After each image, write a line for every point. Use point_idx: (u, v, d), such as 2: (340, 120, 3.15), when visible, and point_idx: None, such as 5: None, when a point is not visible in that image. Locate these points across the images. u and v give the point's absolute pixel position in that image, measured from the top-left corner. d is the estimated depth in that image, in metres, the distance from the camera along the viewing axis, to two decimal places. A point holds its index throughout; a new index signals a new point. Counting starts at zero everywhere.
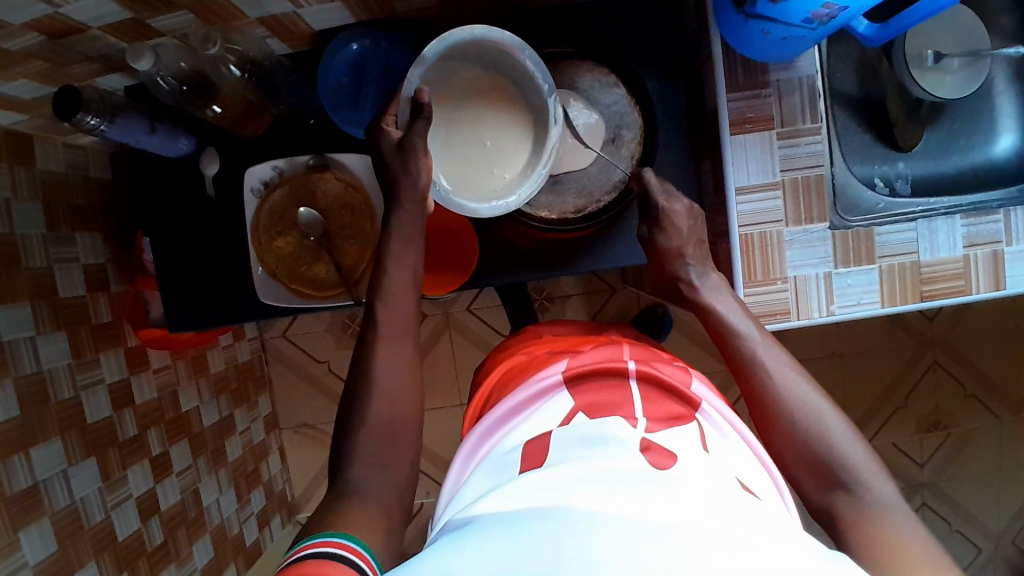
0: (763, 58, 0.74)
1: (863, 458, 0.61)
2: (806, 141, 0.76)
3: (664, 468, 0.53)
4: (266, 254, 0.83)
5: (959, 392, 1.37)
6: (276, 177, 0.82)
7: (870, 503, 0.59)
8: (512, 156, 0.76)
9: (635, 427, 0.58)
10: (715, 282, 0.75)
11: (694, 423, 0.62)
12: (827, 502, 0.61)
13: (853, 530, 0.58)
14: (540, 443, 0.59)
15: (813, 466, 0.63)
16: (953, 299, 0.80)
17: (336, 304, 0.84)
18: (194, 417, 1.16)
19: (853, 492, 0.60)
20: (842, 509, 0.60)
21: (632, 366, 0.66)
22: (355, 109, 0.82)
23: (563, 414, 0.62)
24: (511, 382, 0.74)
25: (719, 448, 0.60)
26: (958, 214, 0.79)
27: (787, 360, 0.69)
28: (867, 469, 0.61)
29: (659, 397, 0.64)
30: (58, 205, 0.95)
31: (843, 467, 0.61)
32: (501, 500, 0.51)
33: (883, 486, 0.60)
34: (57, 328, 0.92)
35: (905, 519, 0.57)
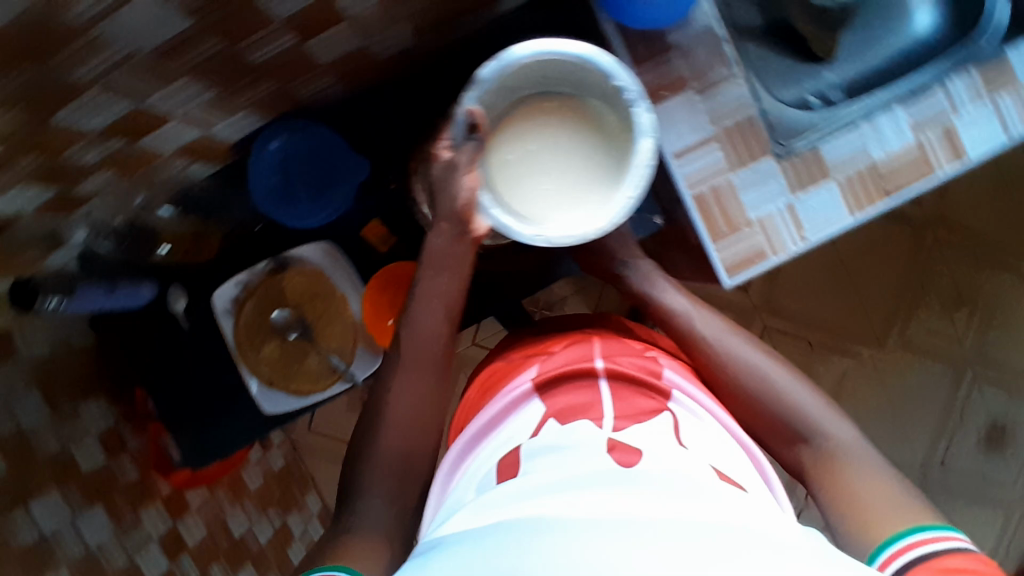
0: (657, 24, 0.75)
1: (819, 409, 0.66)
2: (725, 87, 0.77)
3: (631, 465, 0.52)
4: (257, 366, 0.84)
5: (971, 262, 1.35)
6: (243, 291, 0.84)
7: (831, 450, 0.63)
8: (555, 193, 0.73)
9: (602, 427, 0.59)
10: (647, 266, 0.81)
11: (665, 413, 0.62)
12: (794, 455, 0.65)
13: (823, 477, 0.62)
14: (514, 455, 0.59)
15: (774, 425, 0.66)
16: (920, 186, 0.79)
17: (338, 390, 0.85)
18: (250, 540, 1.16)
19: (813, 443, 0.64)
20: (806, 462, 0.64)
21: (599, 364, 0.67)
22: (292, 203, 0.82)
23: (535, 423, 0.63)
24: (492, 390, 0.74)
25: (696, 439, 0.60)
26: (896, 105, 0.79)
27: (724, 324, 0.73)
28: (824, 416, 0.65)
29: (629, 394, 0.64)
30: (55, 385, 0.97)
31: (801, 421, 0.65)
32: (477, 515, 0.50)
33: (840, 431, 0.64)
34: (91, 503, 0.98)
35: (867, 464, 0.61)
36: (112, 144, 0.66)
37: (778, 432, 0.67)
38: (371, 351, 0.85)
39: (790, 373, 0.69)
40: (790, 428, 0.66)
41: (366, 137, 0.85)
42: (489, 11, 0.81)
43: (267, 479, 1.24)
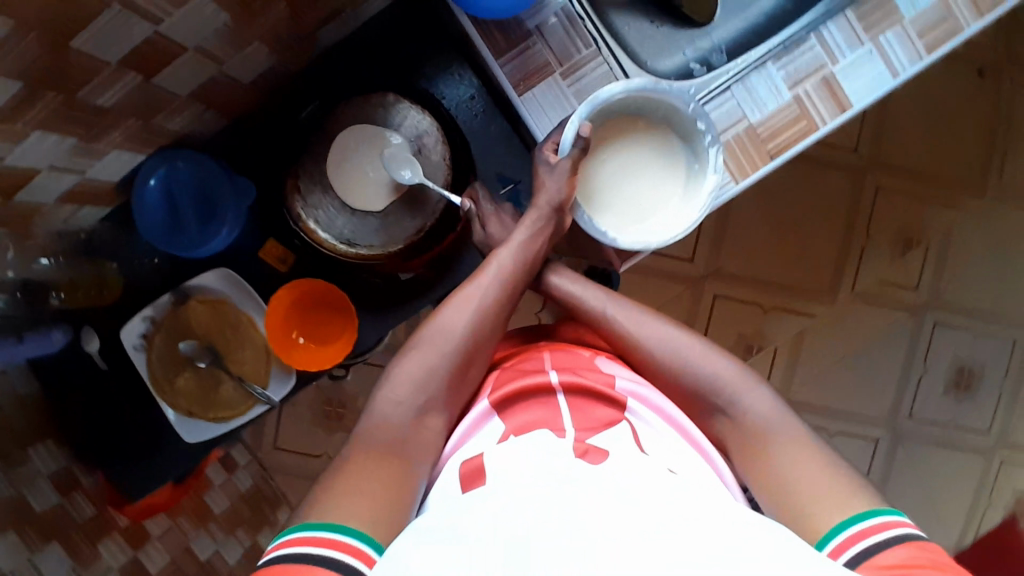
0: (510, 13, 0.73)
1: (733, 376, 0.65)
2: (590, 67, 0.76)
3: (600, 463, 0.52)
4: (174, 398, 0.85)
5: (917, 203, 1.33)
6: (150, 326, 0.85)
7: (751, 421, 0.62)
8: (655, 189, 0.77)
9: (562, 437, 0.56)
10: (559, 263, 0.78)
11: (625, 425, 0.60)
12: (716, 429, 0.65)
13: (752, 456, 0.61)
14: (475, 463, 0.56)
15: (692, 401, 0.66)
16: (806, 141, 0.78)
17: (256, 412, 0.87)
18: (218, 561, 1.19)
19: (731, 415, 0.64)
20: (727, 435, 0.64)
21: (555, 378, 0.63)
22: (181, 233, 0.83)
23: (500, 431, 0.60)
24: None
25: (656, 447, 0.58)
26: (769, 62, 0.77)
27: (634, 307, 0.72)
28: (735, 382, 0.65)
29: (586, 404, 0.61)
30: None
31: (718, 393, 0.65)
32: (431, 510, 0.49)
33: (755, 397, 0.64)
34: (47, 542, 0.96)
35: (787, 434, 0.61)
36: None
37: (699, 407, 0.66)
38: (283, 370, 0.86)
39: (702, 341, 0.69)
40: (707, 402, 0.65)
41: (253, 158, 0.85)
42: (351, 18, 0.80)
43: (234, 501, 1.26)
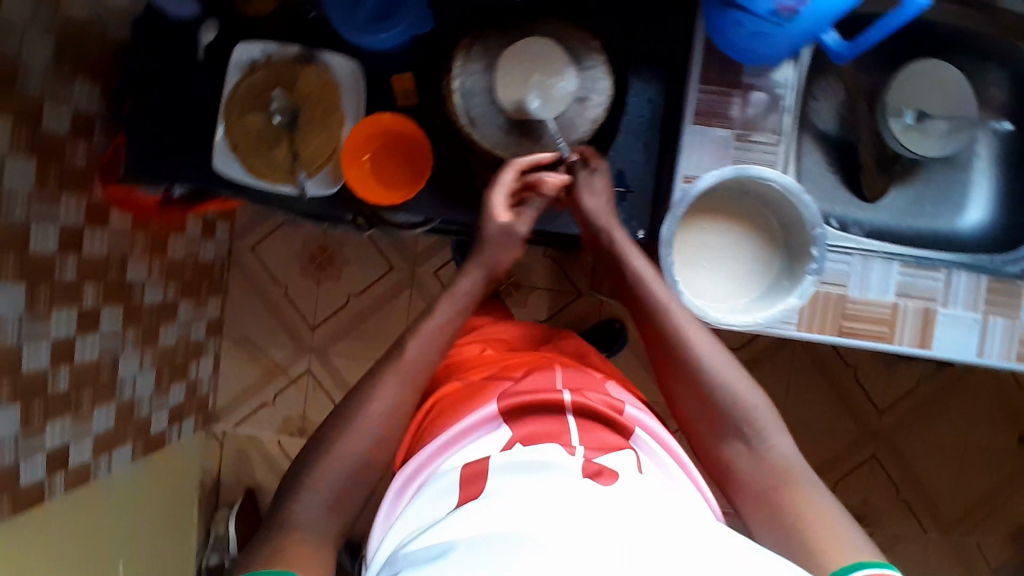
0: (739, 56, 0.76)
1: (769, 417, 0.67)
2: (763, 148, 0.78)
3: (607, 485, 0.55)
4: (233, 126, 0.86)
5: (893, 492, 1.32)
6: (264, 58, 0.86)
7: (772, 459, 0.65)
8: (733, 281, 0.77)
9: (572, 454, 0.60)
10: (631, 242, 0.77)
11: (630, 451, 0.65)
12: (729, 457, 0.67)
13: (765, 493, 0.64)
14: (478, 466, 0.60)
15: (717, 420, 0.68)
16: (872, 344, 0.79)
17: (282, 191, 0.87)
18: (137, 291, 1.19)
19: (753, 446, 0.66)
20: (739, 463, 0.67)
21: (567, 397, 0.68)
22: (349, 10, 0.84)
23: (504, 441, 0.64)
24: (444, 401, 0.76)
25: (652, 473, 0.64)
26: (897, 261, 0.78)
27: (693, 317, 0.72)
28: (769, 422, 0.67)
29: (594, 427, 0.66)
30: (69, 45, 1.01)
31: (746, 421, 0.67)
32: (445, 526, 0.53)
33: (782, 441, 0.67)
34: (30, 153, 0.96)
35: (802, 478, 0.64)
36: None
37: (718, 429, 0.68)
38: (332, 178, 0.87)
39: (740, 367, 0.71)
40: (731, 426, 0.67)
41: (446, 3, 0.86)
42: None
43: (186, 258, 1.30)
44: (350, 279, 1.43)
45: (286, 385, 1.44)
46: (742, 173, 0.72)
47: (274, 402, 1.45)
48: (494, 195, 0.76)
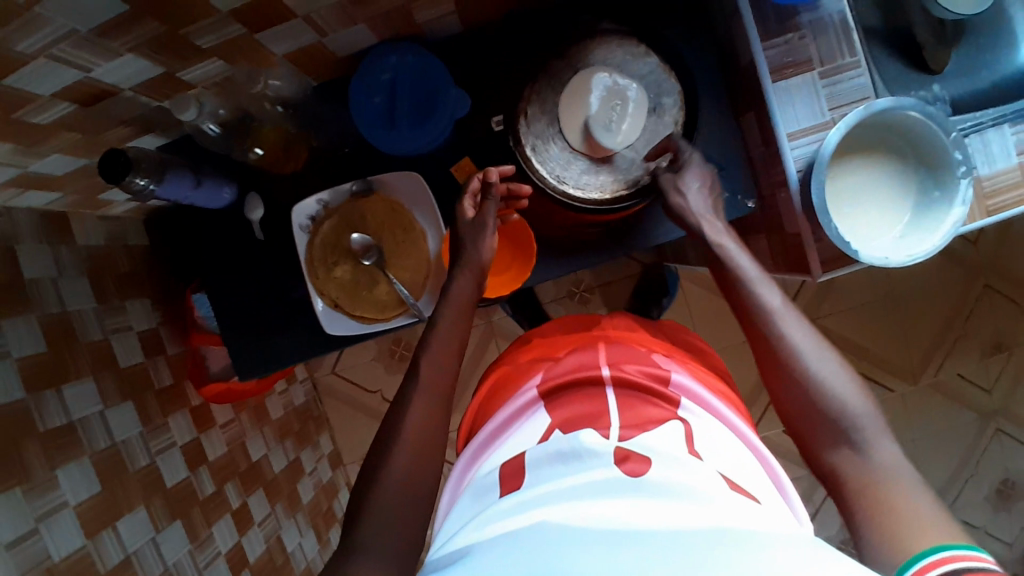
0: (790, 3, 0.74)
1: (873, 419, 0.61)
2: (849, 75, 0.76)
3: (639, 474, 0.54)
4: (325, 286, 0.83)
5: (1015, 310, 1.35)
6: (323, 210, 0.83)
7: (874, 463, 0.59)
8: (886, 213, 0.75)
9: (607, 438, 0.60)
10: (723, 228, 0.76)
11: (674, 421, 0.63)
12: (832, 462, 0.61)
13: (861, 495, 0.57)
14: (516, 466, 0.61)
15: (821, 422, 0.63)
16: (1021, 209, 0.79)
17: (400, 324, 0.84)
18: (265, 465, 1.20)
19: (859, 452, 0.60)
20: (847, 469, 0.60)
21: (606, 373, 0.69)
22: (391, 127, 0.80)
23: (541, 432, 0.64)
24: (502, 390, 0.77)
25: (708, 451, 0.60)
26: (1007, 124, 0.79)
27: (786, 300, 0.70)
28: (875, 426, 0.61)
29: (638, 404, 0.65)
30: (105, 278, 0.97)
31: (850, 424, 0.62)
32: (498, 521, 0.53)
33: (887, 448, 0.60)
34: (123, 398, 0.93)
35: (911, 485, 0.56)
36: (229, 31, 0.64)
37: (824, 433, 0.63)
38: (441, 293, 0.84)
39: (848, 367, 0.66)
40: (836, 430, 0.62)
41: (474, 72, 0.83)
42: None
43: (286, 413, 1.33)
44: None
45: None
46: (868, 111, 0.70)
47: None
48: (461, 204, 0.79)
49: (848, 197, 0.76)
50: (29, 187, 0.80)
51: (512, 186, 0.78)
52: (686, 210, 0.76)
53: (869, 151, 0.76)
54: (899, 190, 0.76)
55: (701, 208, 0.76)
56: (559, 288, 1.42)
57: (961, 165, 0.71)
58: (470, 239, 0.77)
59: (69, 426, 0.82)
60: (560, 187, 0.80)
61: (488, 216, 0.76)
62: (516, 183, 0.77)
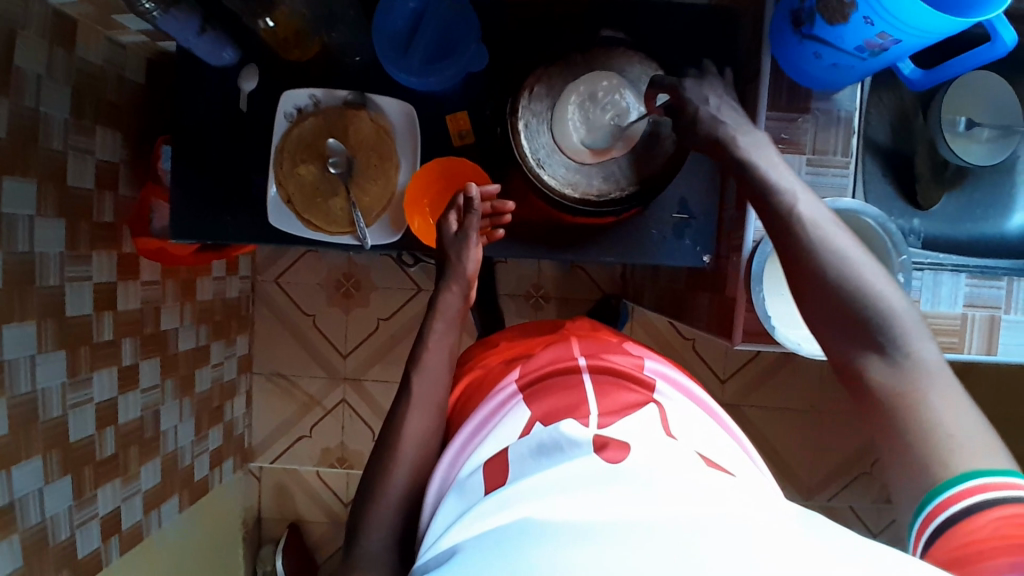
0: (809, 83, 0.76)
1: (912, 319, 0.55)
2: (834, 172, 0.79)
3: (618, 461, 0.50)
4: (286, 178, 0.84)
5: None
6: (312, 106, 0.84)
7: (911, 365, 0.53)
8: None
9: (588, 425, 0.56)
10: (761, 138, 0.67)
11: (653, 404, 0.62)
12: (861, 369, 0.55)
13: (895, 406, 0.52)
14: (500, 459, 0.57)
15: (849, 324, 0.56)
16: (946, 355, 0.82)
17: (340, 242, 0.85)
18: (171, 339, 1.20)
19: (892, 357, 0.54)
20: (874, 376, 0.54)
21: (583, 362, 0.69)
22: (404, 55, 0.81)
23: (523, 425, 0.60)
24: (477, 394, 0.75)
25: (683, 433, 0.59)
26: (964, 273, 0.81)
27: (822, 206, 0.62)
28: (911, 327, 0.54)
29: (613, 390, 0.64)
30: (88, 95, 0.97)
31: (885, 329, 0.54)
32: (484, 518, 0.48)
33: (926, 346, 0.54)
34: (59, 215, 0.92)
35: (948, 397, 0.51)
36: None
37: (850, 335, 0.56)
38: (394, 228, 0.85)
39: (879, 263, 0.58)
40: (865, 333, 0.55)
41: (501, 38, 0.84)
42: None
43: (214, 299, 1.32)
44: (378, 305, 1.45)
45: (322, 416, 1.48)
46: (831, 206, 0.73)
47: (311, 434, 1.49)
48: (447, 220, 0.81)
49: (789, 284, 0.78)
50: None
51: (496, 204, 0.81)
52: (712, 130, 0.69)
53: None
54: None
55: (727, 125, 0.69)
56: (517, 285, 1.43)
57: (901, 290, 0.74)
58: (455, 251, 0.79)
59: None
60: (534, 169, 0.79)
61: (471, 227, 0.78)
62: (499, 201, 0.81)
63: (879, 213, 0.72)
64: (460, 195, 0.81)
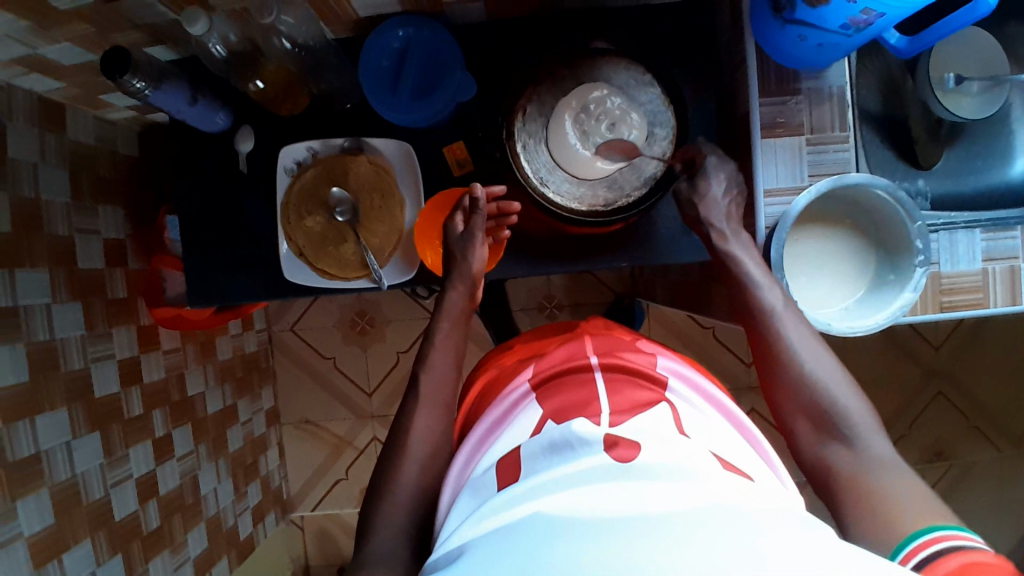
0: (797, 65, 0.76)
1: (867, 417, 0.64)
2: (834, 148, 0.79)
3: (630, 460, 0.49)
4: (294, 232, 0.84)
5: (963, 423, 1.45)
6: (310, 158, 0.84)
7: (865, 454, 0.62)
8: (837, 284, 0.80)
9: (598, 425, 0.55)
10: (747, 243, 0.77)
11: (663, 405, 0.59)
12: (825, 455, 0.64)
13: (851, 482, 0.61)
14: (511, 459, 0.55)
15: (817, 417, 0.66)
16: (972, 312, 0.82)
17: (358, 286, 0.85)
18: (199, 403, 1.20)
19: (851, 446, 0.63)
20: (839, 462, 0.63)
21: (595, 359, 0.66)
22: (392, 95, 0.82)
23: (534, 423, 0.58)
24: (489, 396, 0.72)
25: (697, 432, 0.57)
26: (978, 229, 0.81)
27: (795, 313, 0.72)
28: (867, 425, 0.64)
29: (625, 387, 0.61)
30: (84, 175, 0.98)
31: (844, 422, 0.64)
32: (494, 517, 0.47)
33: (880, 442, 0.63)
34: (73, 298, 0.93)
35: (899, 478, 0.59)
36: None
37: (818, 428, 0.66)
38: (407, 263, 0.85)
39: (844, 371, 0.69)
40: (830, 426, 0.65)
41: (485, 63, 0.85)
42: None
43: (234, 356, 1.33)
44: (395, 338, 1.46)
45: (356, 455, 1.48)
46: (840, 183, 0.73)
47: (348, 475, 1.50)
48: (453, 220, 0.81)
49: (809, 263, 0.79)
50: (31, 71, 0.81)
51: (502, 205, 0.81)
52: (705, 217, 0.79)
53: (834, 222, 0.80)
54: (856, 265, 0.80)
55: (715, 216, 0.78)
56: (529, 299, 1.44)
57: (921, 255, 0.74)
58: (461, 250, 0.80)
59: (11, 309, 0.82)
60: (537, 188, 0.80)
61: (476, 227, 0.79)
62: (505, 202, 0.81)
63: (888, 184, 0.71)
64: (465, 197, 0.81)
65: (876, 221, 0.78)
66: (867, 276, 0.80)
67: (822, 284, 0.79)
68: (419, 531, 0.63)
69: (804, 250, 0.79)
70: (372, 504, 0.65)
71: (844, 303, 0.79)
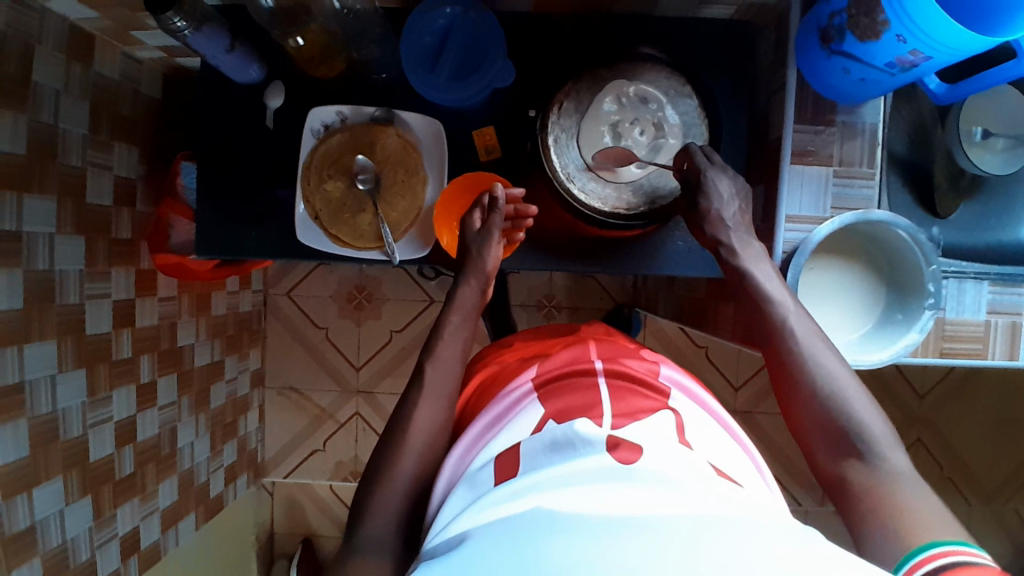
0: (837, 97, 0.77)
1: (883, 430, 0.62)
2: (859, 183, 0.80)
3: (631, 462, 0.49)
4: (313, 195, 0.83)
5: (936, 472, 1.47)
6: (339, 122, 0.84)
7: (885, 469, 0.60)
8: (844, 317, 0.80)
9: (600, 426, 0.54)
10: (758, 252, 0.75)
11: (666, 413, 0.59)
12: (841, 469, 0.62)
13: (870, 496, 0.58)
14: (510, 455, 0.55)
15: (831, 432, 0.64)
16: (970, 362, 0.83)
17: (369, 257, 0.85)
18: (187, 355, 1.19)
19: (867, 461, 0.61)
20: (858, 480, 0.61)
21: (600, 364, 0.65)
22: (430, 72, 0.82)
23: (535, 422, 0.58)
24: (490, 390, 0.72)
25: (700, 440, 0.56)
26: (986, 282, 0.83)
27: (813, 330, 0.70)
28: (885, 439, 0.62)
29: (627, 394, 0.61)
30: (105, 111, 0.96)
31: (861, 436, 0.62)
32: (493, 508, 0.48)
33: (897, 456, 0.61)
34: (78, 232, 0.92)
35: (916, 488, 0.57)
36: None
37: (836, 446, 0.64)
38: (421, 242, 0.85)
39: (861, 385, 0.66)
40: (849, 443, 0.63)
41: (528, 54, 0.85)
42: (694, 8, 0.83)
43: (227, 314, 1.31)
44: (390, 317, 1.45)
45: (335, 429, 1.48)
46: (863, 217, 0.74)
47: (324, 448, 1.49)
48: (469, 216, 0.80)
49: (820, 292, 0.80)
50: None
51: (519, 208, 0.81)
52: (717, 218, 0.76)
53: (850, 257, 0.81)
54: (867, 302, 0.81)
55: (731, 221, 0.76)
56: (529, 295, 1.44)
57: (931, 298, 0.76)
58: (476, 247, 0.79)
59: (14, 235, 0.81)
60: (565, 185, 0.80)
61: (493, 226, 0.78)
62: (523, 205, 0.80)
63: (911, 225, 0.72)
64: (484, 196, 0.81)
65: (890, 260, 0.80)
66: (875, 313, 0.81)
67: (832, 314, 0.80)
68: (408, 509, 0.63)
69: (818, 279, 0.80)
70: (366, 478, 0.64)
71: (851, 335, 0.80)
